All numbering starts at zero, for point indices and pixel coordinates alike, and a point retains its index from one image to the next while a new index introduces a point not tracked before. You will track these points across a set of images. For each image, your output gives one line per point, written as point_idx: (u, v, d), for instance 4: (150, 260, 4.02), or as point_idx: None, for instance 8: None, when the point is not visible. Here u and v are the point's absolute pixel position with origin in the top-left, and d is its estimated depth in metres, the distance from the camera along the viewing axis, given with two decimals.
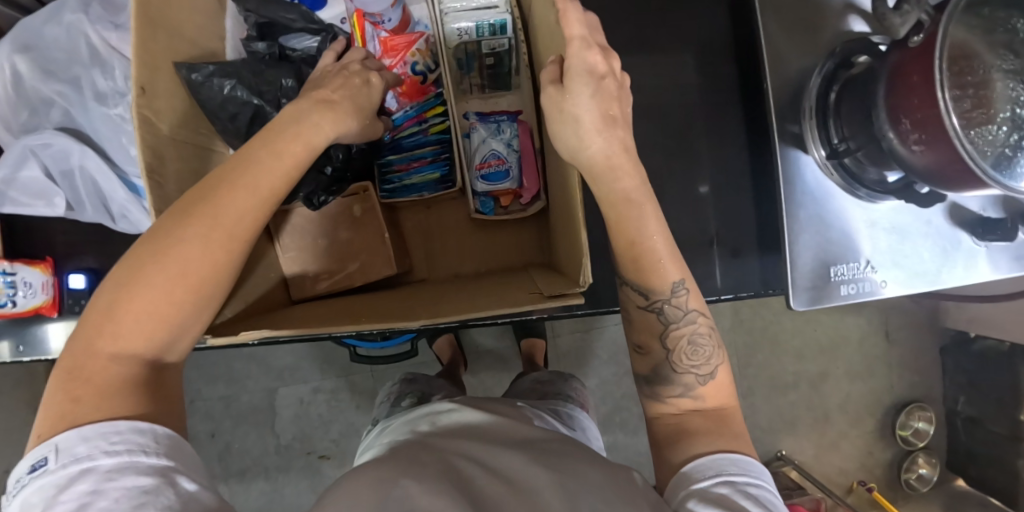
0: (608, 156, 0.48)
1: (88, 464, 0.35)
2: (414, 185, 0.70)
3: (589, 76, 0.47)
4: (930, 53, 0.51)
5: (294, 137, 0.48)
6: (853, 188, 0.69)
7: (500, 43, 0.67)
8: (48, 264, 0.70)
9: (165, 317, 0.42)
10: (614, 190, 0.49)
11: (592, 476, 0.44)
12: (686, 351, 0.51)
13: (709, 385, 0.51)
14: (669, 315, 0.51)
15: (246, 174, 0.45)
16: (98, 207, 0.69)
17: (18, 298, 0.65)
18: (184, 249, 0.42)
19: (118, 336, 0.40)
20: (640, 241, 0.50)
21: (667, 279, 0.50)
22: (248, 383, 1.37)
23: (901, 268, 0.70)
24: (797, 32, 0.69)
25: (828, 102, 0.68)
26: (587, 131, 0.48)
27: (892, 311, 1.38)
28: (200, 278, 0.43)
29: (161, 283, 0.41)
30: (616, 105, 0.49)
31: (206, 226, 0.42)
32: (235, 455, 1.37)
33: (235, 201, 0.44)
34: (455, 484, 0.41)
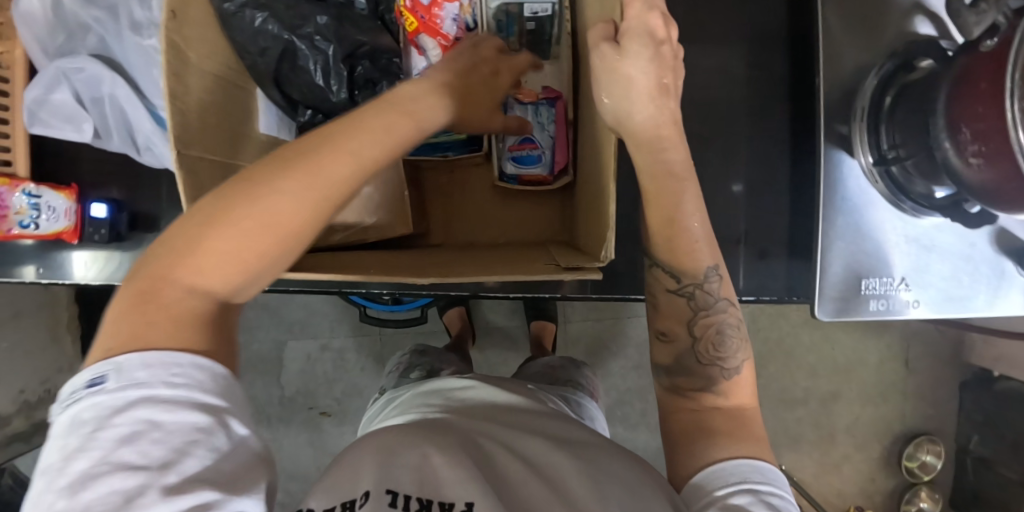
0: (656, 126, 0.47)
1: (147, 391, 0.31)
2: (438, 143, 0.67)
3: (648, 40, 0.45)
4: (1004, 58, 0.47)
5: (403, 114, 0.43)
6: (898, 200, 0.65)
7: (543, 8, 0.64)
8: (73, 191, 0.70)
9: (236, 268, 0.36)
10: (660, 161, 0.48)
11: (620, 472, 0.43)
12: (713, 341, 0.50)
13: (732, 382, 0.49)
14: (699, 300, 0.50)
15: (356, 135, 0.40)
16: (127, 140, 0.69)
17: (41, 221, 0.67)
18: (274, 201, 0.37)
19: (186, 280, 0.35)
20: (673, 217, 0.48)
21: (701, 263, 0.49)
22: (259, 332, 1.39)
23: (937, 290, 0.66)
24: (858, 28, 0.64)
25: (882, 105, 0.64)
26: (637, 96, 0.46)
27: (915, 339, 1.34)
28: (282, 232, 0.37)
29: (250, 228, 0.36)
30: (670, 74, 0.47)
31: (307, 181, 0.37)
32: (240, 400, 1.40)
33: (340, 160, 0.39)
34: (479, 463, 0.41)
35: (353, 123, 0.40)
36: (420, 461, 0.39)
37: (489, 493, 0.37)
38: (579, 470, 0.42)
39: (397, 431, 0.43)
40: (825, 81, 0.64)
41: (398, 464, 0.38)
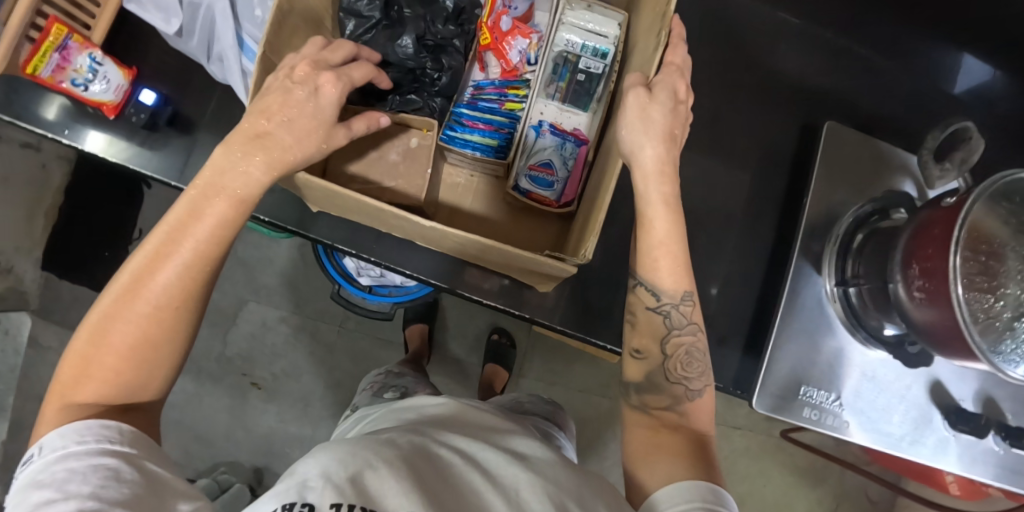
0: (662, 164, 0.53)
1: (62, 451, 0.37)
2: (470, 141, 0.72)
3: (671, 94, 0.53)
4: (956, 213, 0.55)
5: (228, 193, 0.47)
6: (856, 325, 0.69)
7: (596, 66, 0.73)
8: (131, 72, 0.76)
9: (129, 365, 0.44)
10: (655, 192, 0.53)
11: (566, 480, 0.48)
12: (681, 361, 0.55)
13: (697, 401, 0.54)
14: (673, 319, 0.55)
15: (178, 244, 0.45)
16: (213, 54, 0.75)
17: (91, 86, 0.72)
18: (142, 317, 0.44)
19: (84, 391, 0.43)
20: (659, 243, 0.53)
21: (680, 286, 0.54)
22: (226, 284, 1.38)
23: (868, 418, 0.70)
24: (852, 170, 0.73)
25: (853, 241, 0.70)
26: (653, 131, 0.52)
27: (844, 500, 1.35)
28: (156, 329, 0.45)
29: (113, 351, 0.44)
30: (680, 128, 0.54)
31: (145, 300, 0.44)
32: None
33: (166, 270, 0.45)
34: (439, 476, 0.43)
35: (178, 232, 0.46)
36: (358, 471, 0.39)
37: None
38: (536, 484, 0.45)
39: (361, 446, 0.43)
40: (816, 204, 0.72)
41: (341, 478, 0.38)
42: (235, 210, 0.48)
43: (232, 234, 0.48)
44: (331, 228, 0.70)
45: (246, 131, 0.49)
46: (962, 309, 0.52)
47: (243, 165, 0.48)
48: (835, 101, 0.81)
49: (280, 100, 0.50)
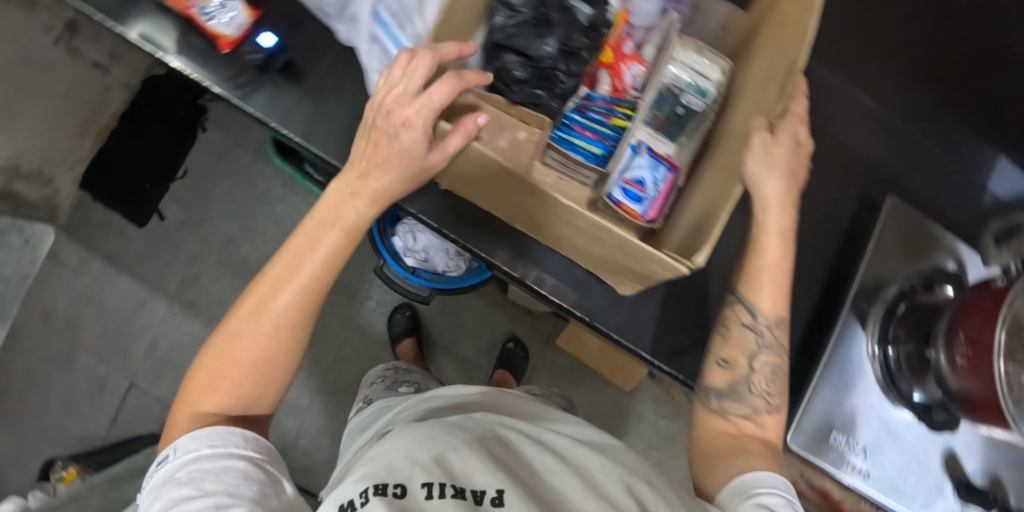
0: (781, 197, 0.59)
1: (195, 453, 0.47)
2: (573, 143, 0.70)
3: (793, 139, 0.60)
4: (1004, 290, 0.60)
5: (340, 228, 0.56)
6: (889, 386, 0.73)
7: (696, 104, 0.72)
8: (254, 15, 0.79)
9: (252, 374, 0.55)
10: (766, 224, 0.61)
11: (628, 458, 0.52)
12: (765, 377, 0.63)
13: (774, 415, 0.63)
14: (764, 338, 0.63)
15: (293, 275, 0.55)
16: (366, 33, 0.73)
17: (213, 18, 0.76)
18: (263, 335, 0.55)
19: (218, 393, 0.54)
20: (762, 267, 0.62)
21: (777, 310, 0.62)
22: (257, 239, 1.40)
23: (887, 474, 0.72)
24: (905, 241, 0.77)
25: (895, 308, 0.74)
26: (776, 164, 0.58)
27: None
28: (274, 345, 0.55)
29: (240, 363, 0.54)
30: (797, 168, 0.60)
31: (267, 320, 0.55)
32: (197, 288, 1.37)
33: (282, 295, 0.55)
34: (516, 461, 0.47)
35: (292, 263, 0.56)
36: (442, 454, 0.44)
37: (517, 489, 0.42)
38: (600, 461, 0.49)
39: (442, 428, 0.49)
40: (870, 267, 0.75)
41: (428, 459, 0.43)
42: (342, 240, 0.56)
43: (338, 264, 0.57)
44: (419, 195, 0.73)
45: (351, 174, 0.56)
46: (1005, 386, 0.57)
47: (347, 199, 0.56)
48: (898, 185, 0.86)
49: (377, 145, 0.54)
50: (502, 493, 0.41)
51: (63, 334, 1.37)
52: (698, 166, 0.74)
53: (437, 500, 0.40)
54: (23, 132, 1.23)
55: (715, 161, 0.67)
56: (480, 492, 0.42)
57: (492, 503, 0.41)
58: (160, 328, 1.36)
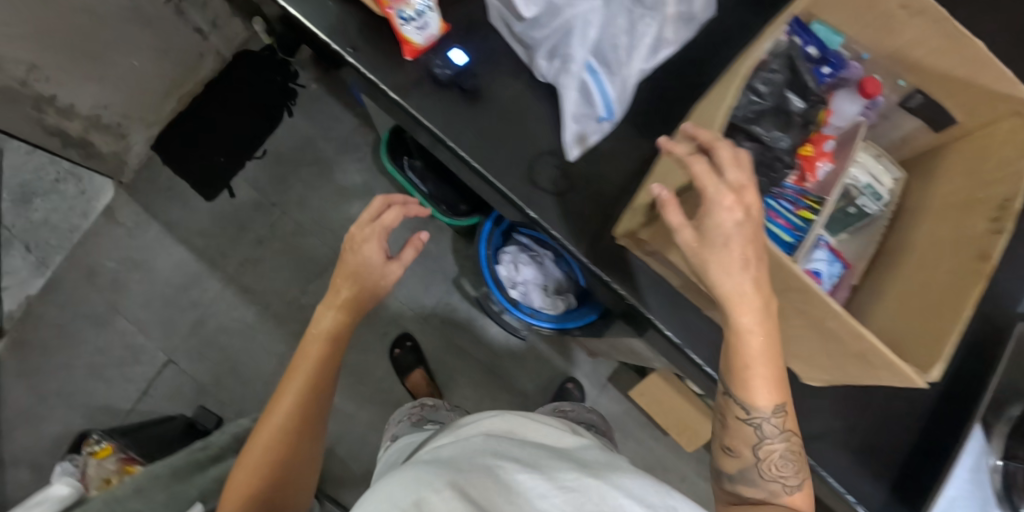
0: (744, 294, 0.50)
1: None
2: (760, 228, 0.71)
3: (735, 225, 0.49)
4: None
5: (324, 336, 0.67)
6: (1005, 500, 0.76)
7: (870, 206, 0.75)
8: (445, 29, 0.76)
9: (269, 466, 0.64)
10: (734, 321, 0.51)
11: (636, 483, 0.46)
12: (774, 462, 0.56)
13: (794, 495, 0.55)
14: (766, 431, 0.55)
15: (293, 380, 0.66)
16: (574, 76, 0.70)
17: (409, 22, 0.72)
18: (282, 426, 0.65)
19: (236, 493, 0.63)
20: (747, 363, 0.53)
21: (776, 402, 0.54)
22: (328, 234, 1.33)
23: None
24: None
25: None
26: (721, 261, 0.49)
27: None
28: (282, 442, 0.64)
29: (255, 465, 0.64)
30: (750, 248, 0.50)
31: (268, 422, 0.65)
32: (255, 273, 1.31)
33: (282, 399, 0.65)
34: (497, 497, 0.42)
35: (299, 370, 0.66)
36: (422, 498, 0.41)
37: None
38: (599, 484, 0.44)
39: (434, 474, 0.45)
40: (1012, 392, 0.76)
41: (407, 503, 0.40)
42: (326, 341, 0.67)
43: (324, 361, 0.67)
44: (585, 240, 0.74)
45: (332, 294, 0.69)
46: None
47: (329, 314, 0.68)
48: None
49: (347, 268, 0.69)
50: None
51: (104, 293, 1.31)
52: (875, 270, 0.75)
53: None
54: (112, 83, 1.21)
55: (913, 272, 0.67)
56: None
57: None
58: (209, 308, 1.31)
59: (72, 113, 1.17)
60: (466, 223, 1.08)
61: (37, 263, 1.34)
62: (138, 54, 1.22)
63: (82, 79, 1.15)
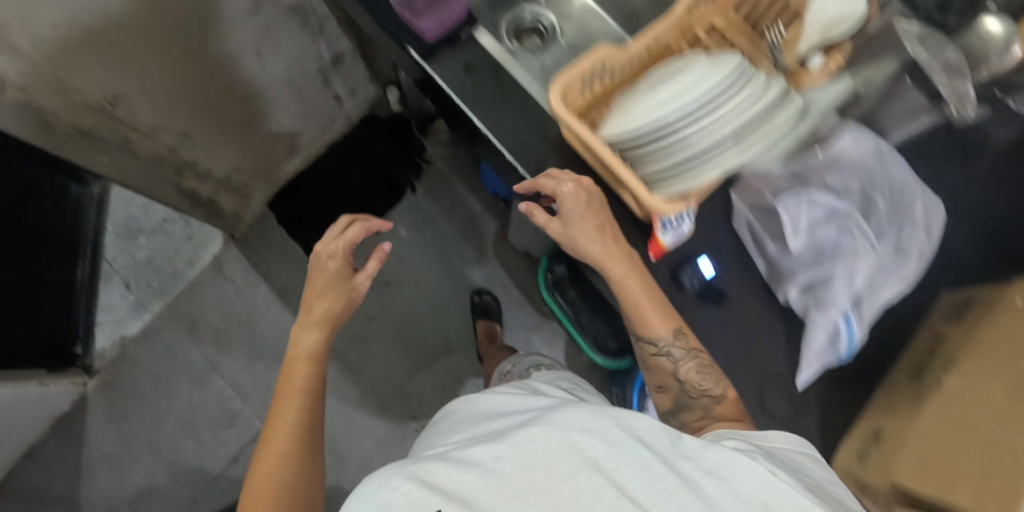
0: (603, 253, 0.65)
1: None
2: None
3: (578, 201, 0.65)
4: None
5: (302, 358, 0.64)
6: None
7: None
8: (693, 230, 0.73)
9: (286, 490, 0.55)
10: (626, 298, 0.65)
11: (572, 417, 0.48)
12: (694, 380, 0.65)
13: (725, 403, 0.64)
14: (674, 356, 0.66)
15: (277, 409, 0.60)
16: (830, 319, 0.69)
17: (668, 227, 0.66)
18: (273, 463, 0.56)
19: None
20: (650, 333, 0.66)
21: (670, 327, 0.65)
22: (441, 320, 1.29)
23: None
24: None
25: None
26: (601, 255, 0.65)
27: None
28: (292, 462, 0.57)
29: (268, 500, 0.54)
30: (605, 223, 0.66)
31: (263, 452, 0.57)
32: (362, 351, 1.27)
33: (277, 424, 0.59)
34: (465, 482, 0.44)
35: (285, 392, 0.61)
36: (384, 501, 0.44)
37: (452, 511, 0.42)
38: (547, 441, 0.46)
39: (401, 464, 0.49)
40: None
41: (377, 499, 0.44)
42: (311, 360, 0.64)
43: (314, 373, 0.63)
44: None
45: (305, 314, 0.67)
46: None
47: (307, 334, 0.65)
48: None
49: (317, 283, 0.68)
50: None
51: (204, 347, 1.28)
52: None
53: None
54: (251, 147, 1.18)
55: None
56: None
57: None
58: None
59: (207, 174, 1.14)
60: (614, 362, 1.06)
61: (134, 304, 1.31)
62: (278, 120, 1.18)
63: (227, 144, 1.12)
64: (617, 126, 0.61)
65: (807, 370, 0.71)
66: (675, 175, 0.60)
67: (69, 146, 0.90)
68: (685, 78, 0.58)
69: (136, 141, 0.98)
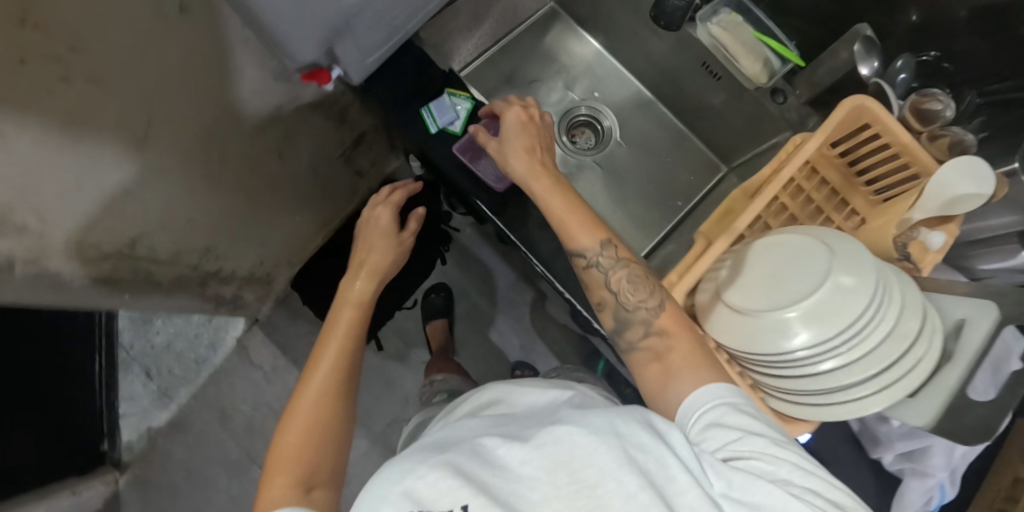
0: (532, 170, 0.67)
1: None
2: None
3: (518, 124, 0.69)
4: None
5: (351, 303, 0.73)
6: None
7: None
8: None
9: (309, 426, 0.59)
10: (541, 197, 0.66)
11: (610, 407, 0.47)
12: (627, 289, 0.63)
13: (660, 314, 0.61)
14: (603, 264, 0.64)
15: (327, 339, 0.69)
16: (925, 487, 0.72)
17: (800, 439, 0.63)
18: (317, 395, 0.62)
19: (276, 471, 0.55)
20: (554, 215, 0.65)
21: (597, 237, 0.64)
22: None
23: None
24: None
25: None
26: (520, 159, 0.67)
27: None
28: (323, 406, 0.61)
29: (295, 426, 0.59)
30: (538, 146, 0.69)
31: (307, 380, 0.64)
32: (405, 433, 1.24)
33: (326, 350, 0.67)
34: (489, 469, 0.42)
35: (330, 336, 0.69)
36: (410, 486, 0.42)
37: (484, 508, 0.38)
38: (581, 423, 0.44)
39: (417, 459, 0.46)
40: None
41: (397, 492, 0.42)
42: (355, 304, 0.73)
43: (359, 325, 0.71)
44: None
45: (353, 274, 0.77)
46: None
47: (357, 282, 0.75)
48: None
49: (366, 242, 0.80)
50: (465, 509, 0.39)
51: (240, 440, 1.23)
52: None
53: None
54: (272, 240, 1.09)
55: None
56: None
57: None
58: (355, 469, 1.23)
59: (229, 277, 1.06)
60: None
61: (158, 395, 1.23)
62: (299, 208, 1.10)
63: (248, 244, 1.04)
64: (736, 339, 0.61)
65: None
66: (795, 398, 0.59)
67: (91, 296, 0.82)
68: (809, 302, 0.57)
69: (157, 271, 0.90)
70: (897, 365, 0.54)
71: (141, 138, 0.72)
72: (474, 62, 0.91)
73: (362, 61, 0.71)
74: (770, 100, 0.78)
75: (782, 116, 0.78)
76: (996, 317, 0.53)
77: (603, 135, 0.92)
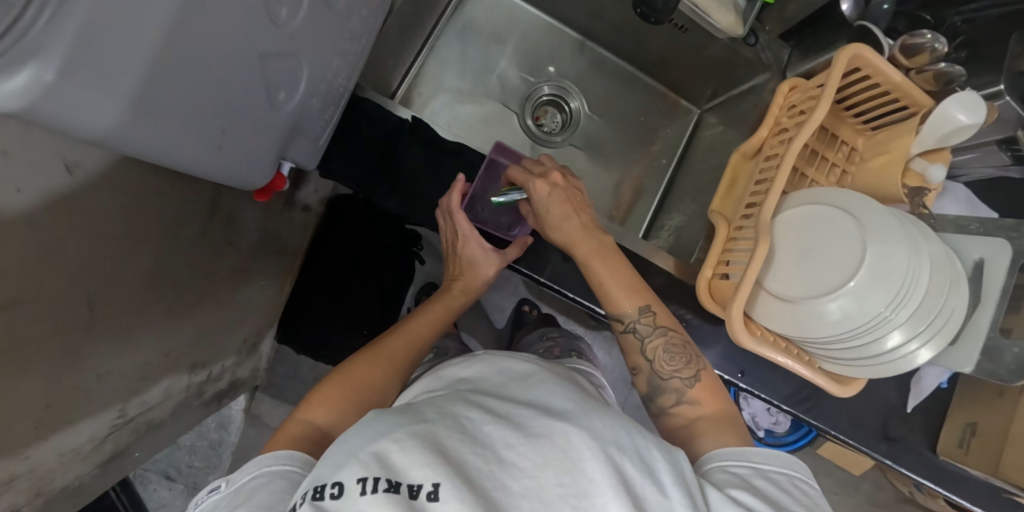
0: (571, 236, 0.67)
1: (258, 472, 0.47)
2: None
3: (549, 192, 0.68)
4: None
5: (440, 304, 0.72)
6: None
7: None
8: None
9: (350, 386, 0.58)
10: (582, 260, 0.67)
11: (610, 415, 0.44)
12: (663, 360, 0.63)
13: (694, 386, 0.62)
14: (640, 332, 0.64)
15: (404, 325, 0.67)
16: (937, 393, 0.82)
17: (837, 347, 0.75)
18: (371, 362, 0.61)
19: (312, 408, 0.55)
20: (600, 284, 0.67)
21: (636, 302, 0.65)
22: None
23: None
24: None
25: None
26: (552, 222, 0.67)
27: None
28: (381, 379, 0.60)
29: (339, 381, 0.58)
30: (578, 206, 0.69)
31: (370, 351, 0.62)
32: None
33: (396, 338, 0.65)
34: (467, 448, 0.38)
35: (395, 328, 0.67)
36: (383, 452, 0.37)
37: (457, 487, 0.35)
38: (580, 431, 0.41)
39: (393, 415, 0.41)
40: None
41: (365, 452, 0.37)
42: (443, 311, 0.71)
43: (436, 326, 0.69)
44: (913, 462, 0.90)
45: (455, 278, 0.76)
46: None
47: (451, 295, 0.74)
48: None
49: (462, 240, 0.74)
50: (439, 487, 0.35)
51: None
52: None
53: (366, 499, 0.34)
54: (247, 314, 1.01)
55: None
56: (416, 486, 0.35)
57: (427, 499, 0.35)
58: None
59: (221, 372, 0.99)
60: None
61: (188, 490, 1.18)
62: (260, 269, 1.00)
63: (225, 332, 0.95)
64: (786, 326, 0.64)
65: (912, 399, 0.81)
66: (857, 362, 0.65)
67: (104, 475, 0.74)
68: (857, 284, 0.60)
69: (157, 412, 0.82)
70: (944, 322, 0.61)
71: (89, 316, 0.62)
72: (414, 65, 0.87)
73: (312, 145, 0.65)
74: (741, 46, 0.75)
75: (756, 58, 0.75)
76: (1011, 254, 0.61)
77: (569, 115, 0.93)
